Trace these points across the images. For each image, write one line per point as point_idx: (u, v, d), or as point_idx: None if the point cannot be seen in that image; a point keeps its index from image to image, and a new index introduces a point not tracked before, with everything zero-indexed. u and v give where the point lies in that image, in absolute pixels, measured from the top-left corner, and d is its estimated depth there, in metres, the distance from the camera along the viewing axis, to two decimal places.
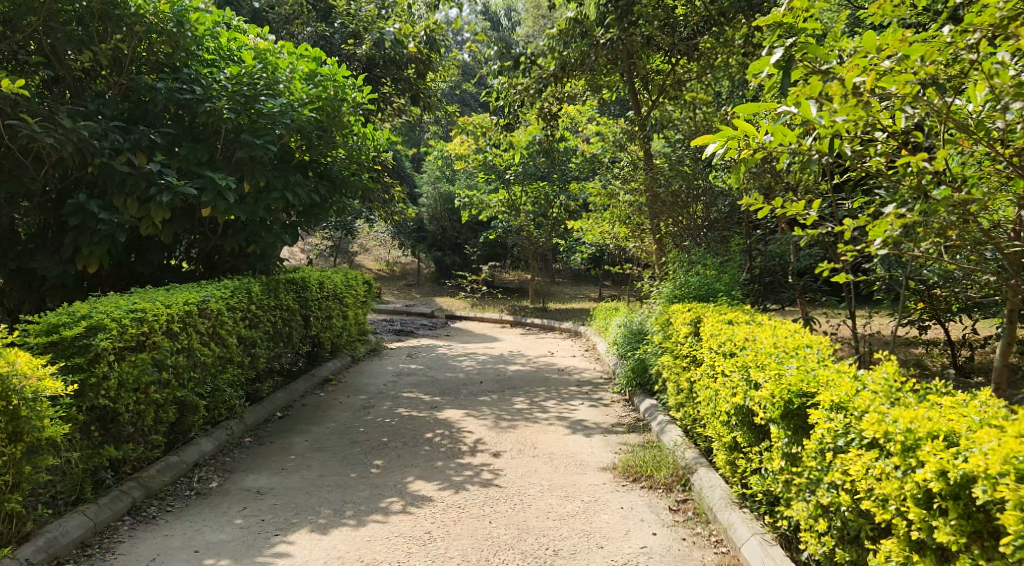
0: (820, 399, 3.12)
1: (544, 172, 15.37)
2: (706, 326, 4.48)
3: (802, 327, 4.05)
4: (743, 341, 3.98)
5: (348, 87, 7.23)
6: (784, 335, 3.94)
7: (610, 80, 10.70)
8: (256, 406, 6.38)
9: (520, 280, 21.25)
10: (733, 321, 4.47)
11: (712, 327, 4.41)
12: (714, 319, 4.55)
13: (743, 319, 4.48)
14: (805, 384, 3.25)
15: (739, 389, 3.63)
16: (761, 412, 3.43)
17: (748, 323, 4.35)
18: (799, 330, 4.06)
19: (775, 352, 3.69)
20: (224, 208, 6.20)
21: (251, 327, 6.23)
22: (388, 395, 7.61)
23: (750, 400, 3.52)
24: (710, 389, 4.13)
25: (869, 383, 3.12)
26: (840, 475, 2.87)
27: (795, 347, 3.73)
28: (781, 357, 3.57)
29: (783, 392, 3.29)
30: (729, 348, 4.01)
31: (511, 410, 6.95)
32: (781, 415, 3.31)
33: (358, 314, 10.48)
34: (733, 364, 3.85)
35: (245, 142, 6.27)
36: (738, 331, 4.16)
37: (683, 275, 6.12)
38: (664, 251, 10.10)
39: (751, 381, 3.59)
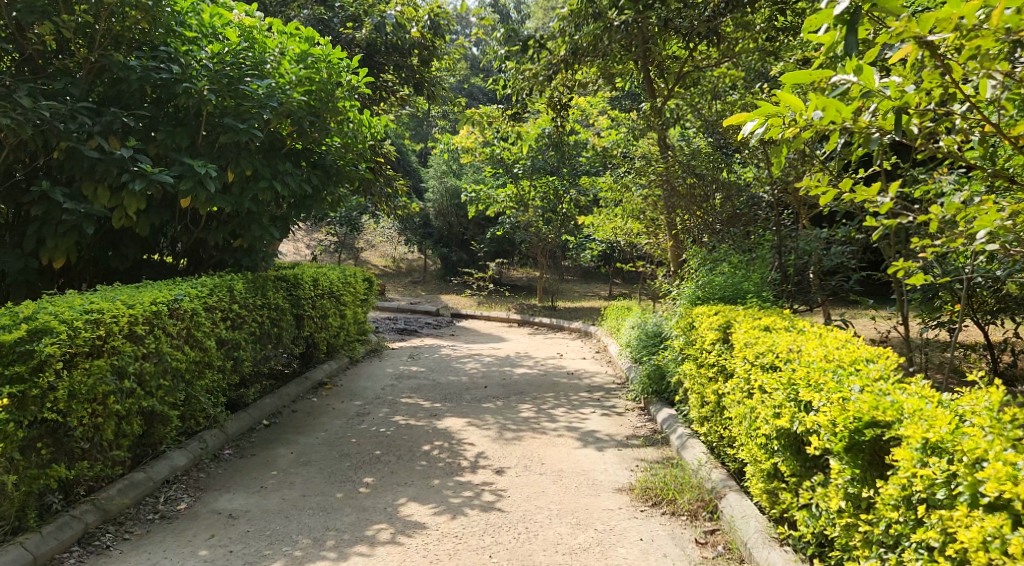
0: (904, 434, 2.58)
1: (553, 167, 14.84)
2: (738, 332, 3.95)
3: (852, 335, 3.52)
4: (786, 352, 3.44)
5: (343, 69, 6.70)
6: (834, 345, 3.40)
7: (623, 68, 10.17)
8: (239, 414, 5.88)
9: (528, 278, 20.72)
10: (770, 327, 3.94)
11: (745, 333, 3.88)
12: (746, 324, 4.01)
13: (782, 325, 3.94)
14: (879, 412, 2.71)
15: (785, 410, 3.09)
16: (818, 441, 2.89)
17: (786, 329, 3.82)
18: (849, 338, 3.53)
19: (828, 368, 3.16)
20: (205, 198, 5.71)
21: (234, 328, 5.73)
22: (385, 401, 7.09)
23: (801, 425, 2.99)
24: (744, 406, 3.60)
25: (967, 416, 2.57)
26: (938, 536, 2.34)
27: (851, 361, 3.20)
28: (841, 376, 3.03)
29: (849, 420, 2.75)
30: (769, 360, 3.47)
31: (516, 418, 6.41)
32: (846, 448, 2.77)
33: (357, 313, 9.97)
34: (775, 380, 3.30)
35: (228, 127, 5.79)
36: (778, 339, 3.63)
37: (707, 273, 5.58)
38: (680, 249, 9.55)
39: (802, 402, 3.06)
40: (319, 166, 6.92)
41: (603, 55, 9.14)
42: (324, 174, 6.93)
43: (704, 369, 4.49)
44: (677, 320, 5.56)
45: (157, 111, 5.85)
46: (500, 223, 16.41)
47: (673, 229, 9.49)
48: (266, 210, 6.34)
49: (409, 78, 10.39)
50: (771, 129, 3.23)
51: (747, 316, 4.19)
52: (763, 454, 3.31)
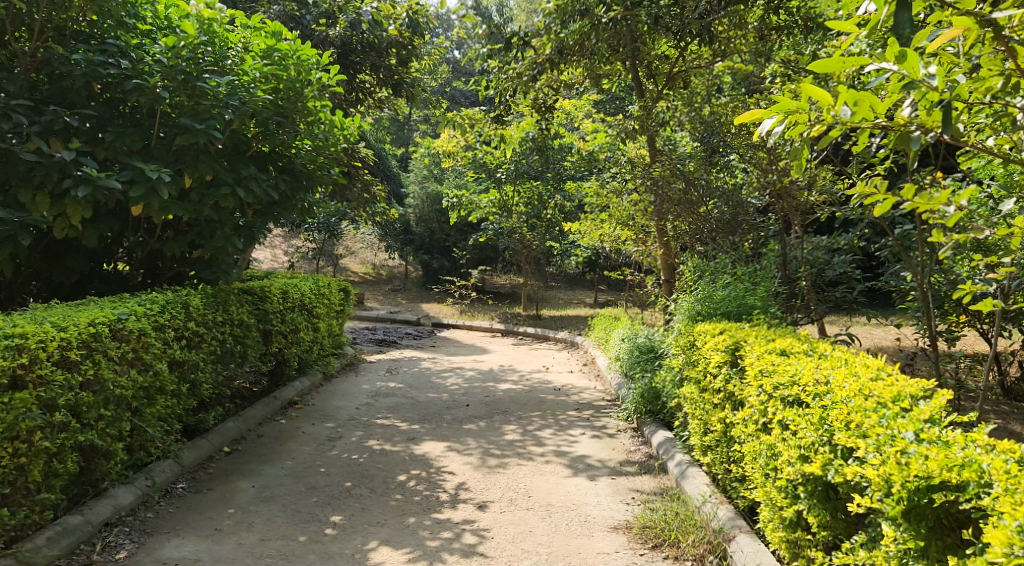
0: (987, 504, 2.16)
1: (537, 172, 14.41)
2: (749, 357, 3.55)
3: (884, 363, 3.12)
4: (812, 385, 3.03)
5: (313, 66, 6.23)
6: (864, 376, 3.00)
7: (611, 68, 9.78)
8: (197, 442, 5.41)
9: (512, 285, 20.25)
10: (786, 351, 3.52)
11: (757, 357, 3.48)
12: (758, 347, 3.61)
13: (799, 349, 3.53)
14: (949, 472, 2.29)
15: (818, 456, 2.69)
16: (864, 498, 2.47)
17: (804, 353, 3.42)
18: (881, 367, 3.13)
19: (867, 407, 2.75)
20: (158, 205, 5.23)
21: (190, 349, 5.25)
22: (359, 423, 6.60)
23: (839, 475, 2.58)
24: (760, 442, 3.19)
25: None
26: None
27: (892, 399, 2.80)
28: (889, 421, 2.62)
29: (910, 479, 2.33)
30: (794, 393, 3.06)
31: (500, 442, 5.95)
32: (903, 512, 2.35)
33: (331, 325, 9.47)
34: (804, 417, 2.88)
35: (184, 128, 5.31)
36: (799, 367, 3.22)
37: (707, 287, 5.18)
38: (670, 257, 9.14)
39: (838, 448, 2.66)
40: (287, 170, 6.43)
41: (590, 54, 8.74)
42: (293, 179, 6.46)
43: (707, 394, 4.08)
44: (675, 337, 5.12)
45: (106, 110, 5.36)
46: (482, 230, 15.95)
47: (663, 237, 9.07)
48: (228, 218, 5.86)
49: (387, 79, 9.95)
50: (794, 128, 2.79)
51: (757, 337, 3.78)
52: (784, 500, 2.91)
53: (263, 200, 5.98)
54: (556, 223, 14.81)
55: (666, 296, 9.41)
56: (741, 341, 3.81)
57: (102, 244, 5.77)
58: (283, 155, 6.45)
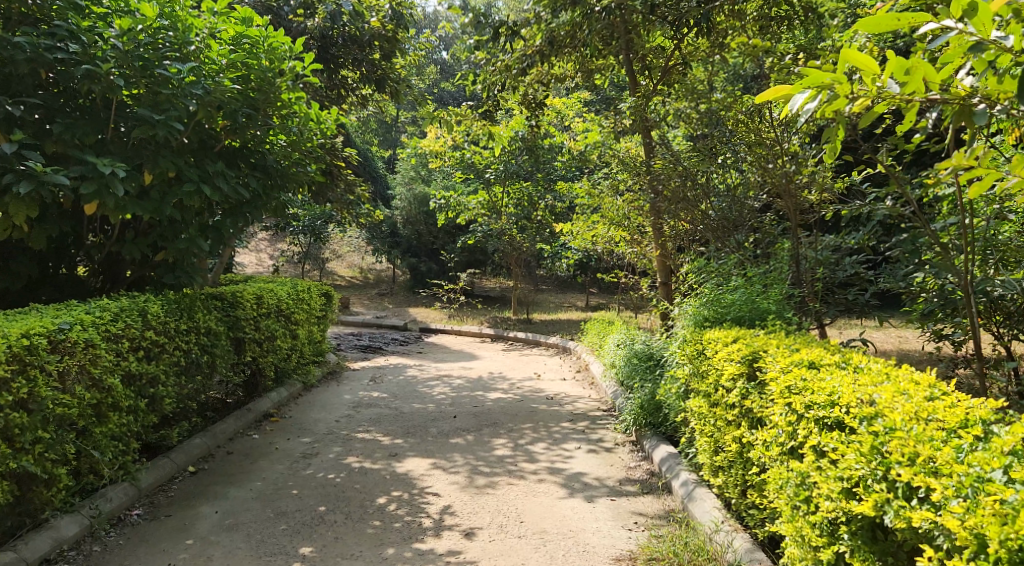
0: None
1: (526, 172, 14.05)
2: (771, 370, 3.18)
3: (937, 381, 2.82)
4: (855, 407, 2.70)
5: (285, 54, 5.80)
6: (913, 395, 2.67)
7: (603, 62, 9.40)
8: (158, 462, 4.99)
9: (501, 288, 19.79)
10: (814, 364, 3.18)
11: (781, 371, 3.11)
12: (780, 358, 3.24)
13: (830, 361, 3.18)
14: None
15: (872, 496, 2.36)
16: (942, 552, 2.14)
17: (834, 366, 3.07)
18: (934, 384, 2.81)
19: (932, 437, 2.44)
20: (113, 204, 4.78)
21: (150, 361, 4.83)
22: (338, 438, 6.16)
23: (904, 519, 2.25)
24: (788, 469, 2.86)
25: None
26: None
27: (960, 426, 2.49)
28: (971, 458, 2.29)
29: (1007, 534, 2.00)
30: (835, 416, 2.72)
31: (489, 458, 5.52)
32: None
33: (312, 331, 9.02)
34: (850, 448, 2.55)
35: (141, 119, 4.87)
36: (835, 384, 2.88)
37: (714, 291, 4.77)
38: (667, 258, 8.73)
39: (900, 488, 2.33)
40: (257, 166, 5.98)
41: (583, 46, 8.34)
42: (266, 176, 6.01)
43: (717, 408, 3.71)
44: (677, 345, 4.72)
45: (56, 100, 4.91)
46: (470, 232, 15.50)
47: (660, 237, 8.67)
48: (192, 217, 5.41)
49: (369, 73, 9.50)
50: (836, 101, 2.50)
51: (776, 347, 3.41)
52: (820, 539, 2.60)
53: (231, 196, 5.53)
54: (547, 224, 14.38)
55: (663, 299, 9.00)
56: (758, 351, 3.44)
57: (55, 247, 5.33)
58: (255, 151, 6.00)
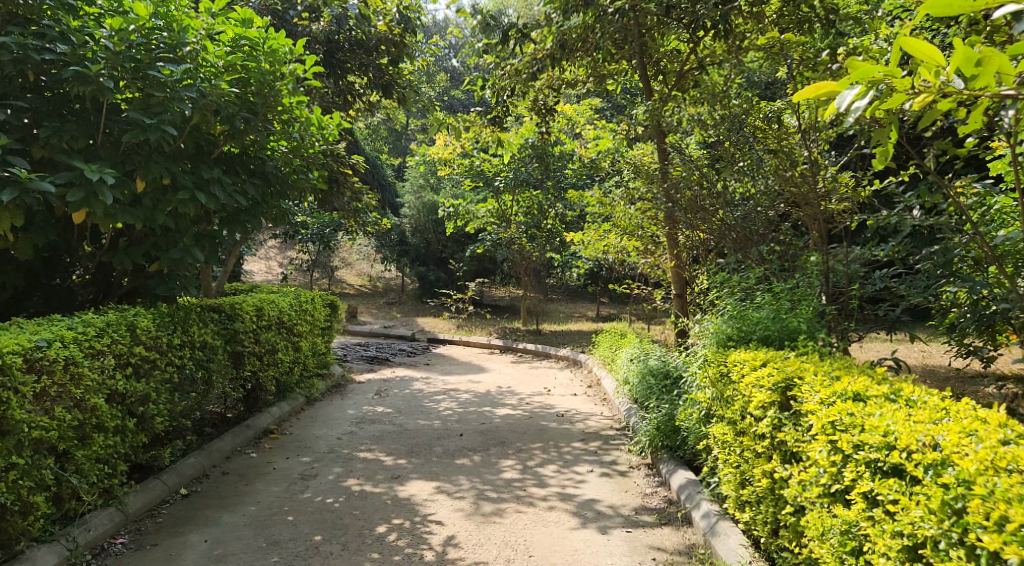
0: None
1: (536, 180, 13.79)
2: (810, 402, 2.96)
3: (1009, 420, 2.59)
4: (918, 452, 2.47)
5: (286, 57, 5.55)
6: (980, 438, 2.46)
7: (616, 68, 9.15)
8: (149, 484, 4.74)
9: (511, 298, 19.51)
10: (861, 396, 2.95)
11: (823, 404, 2.89)
12: (818, 388, 3.01)
13: (879, 392, 2.95)
14: None
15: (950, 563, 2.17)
16: None
17: (881, 400, 2.85)
18: (1005, 424, 2.59)
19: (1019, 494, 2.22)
20: (102, 212, 4.54)
21: (139, 378, 4.58)
22: (339, 457, 5.89)
23: None
24: (839, 517, 2.65)
25: None
26: None
27: None
28: None
29: None
30: (897, 464, 2.49)
31: (496, 482, 5.22)
32: None
33: (316, 343, 8.77)
34: (920, 503, 2.34)
35: (132, 124, 4.65)
36: (888, 422, 2.66)
37: (737, 308, 4.50)
38: (683, 269, 8.44)
39: (984, 557, 2.13)
40: (257, 172, 5.74)
41: (595, 50, 8.09)
42: (265, 183, 5.77)
43: (742, 436, 3.48)
44: (696, 365, 4.44)
45: (44, 103, 4.69)
46: (479, 240, 15.25)
47: (675, 248, 8.38)
48: (187, 226, 5.17)
49: (376, 78, 9.28)
50: (892, 96, 2.40)
51: (809, 373, 3.18)
52: None
53: (227, 204, 5.28)
54: (557, 233, 14.11)
55: (679, 312, 8.70)
56: (791, 378, 3.21)
57: (44, 257, 5.11)
58: (254, 157, 5.77)
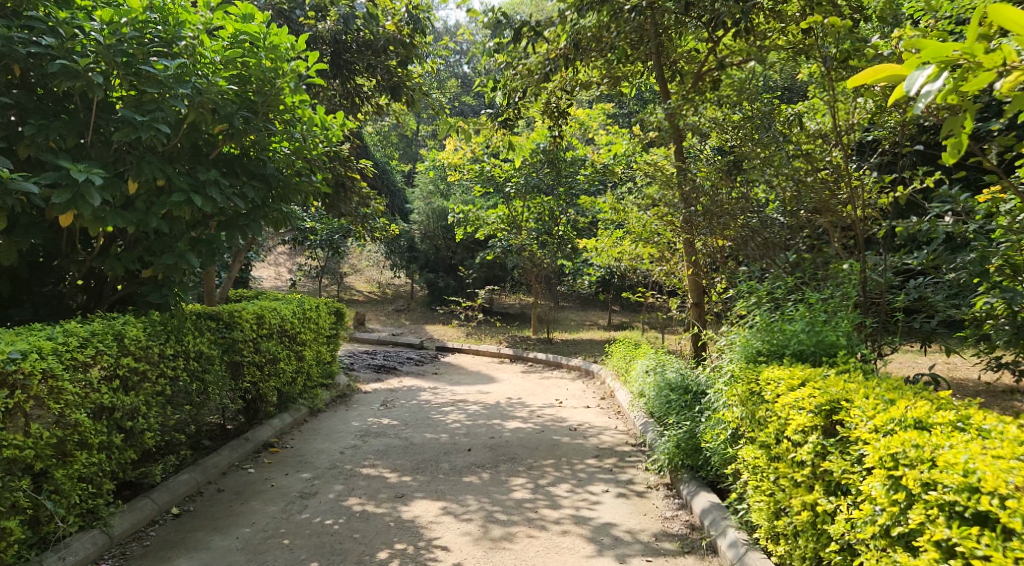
0: None
1: (548, 186, 13.51)
2: (863, 430, 2.77)
3: None
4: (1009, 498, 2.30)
5: (288, 54, 5.27)
6: None
7: (631, 69, 8.87)
8: (137, 504, 4.48)
9: (521, 306, 19.20)
10: (921, 422, 2.75)
11: (881, 434, 2.70)
12: (869, 414, 2.82)
13: (939, 417, 2.75)
14: None
15: None
16: None
17: (945, 429, 2.67)
18: None
19: None
20: (90, 215, 4.30)
21: (128, 391, 4.32)
22: (342, 473, 5.61)
23: None
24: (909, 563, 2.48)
25: None
26: None
27: None
28: None
29: None
30: (985, 512, 2.32)
31: (506, 502, 4.93)
32: None
33: (321, 351, 8.51)
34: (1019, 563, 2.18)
35: (122, 122, 4.41)
36: (962, 457, 2.47)
37: (767, 319, 4.22)
38: (700, 277, 8.12)
39: None
40: (256, 174, 5.47)
41: (610, 49, 7.83)
42: (266, 186, 5.51)
43: (775, 460, 3.29)
44: (721, 381, 4.16)
45: (31, 100, 4.46)
46: (489, 247, 14.96)
47: (692, 255, 8.07)
48: (182, 230, 4.92)
49: (384, 80, 9.05)
50: (972, 78, 2.37)
51: (855, 395, 2.99)
52: None
53: (225, 207, 5.03)
54: (568, 240, 13.80)
55: (696, 322, 8.36)
56: (835, 401, 3.02)
57: (31, 263, 4.88)
58: (255, 159, 5.51)
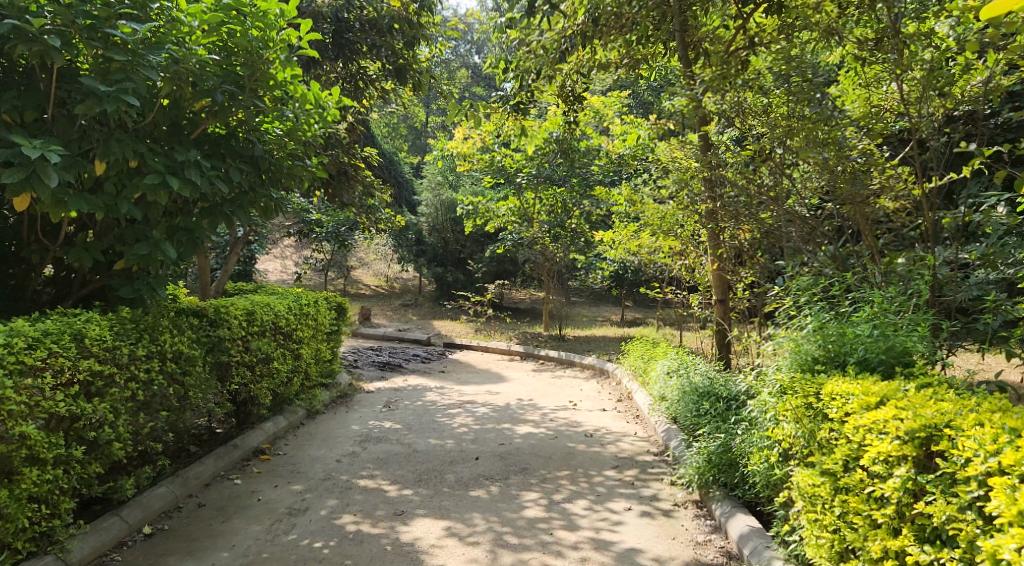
0: None
1: (561, 176, 12.97)
2: (982, 473, 2.38)
3: None
4: None
5: (276, 21, 4.78)
6: None
7: (652, 50, 8.33)
8: (103, 523, 4.01)
9: (532, 301, 18.66)
10: None
11: (1014, 479, 2.31)
12: (989, 450, 2.43)
13: None
14: None
15: None
16: None
17: None
18: None
19: None
20: (49, 199, 3.83)
21: (90, 398, 3.86)
22: (337, 486, 5.12)
23: None
24: None
25: None
26: None
27: None
28: None
29: None
30: None
31: (517, 521, 4.43)
32: None
33: (321, 349, 8.05)
34: None
35: (86, 93, 3.93)
36: None
37: (822, 321, 3.75)
38: (725, 271, 7.57)
39: None
40: (243, 155, 4.97)
41: (631, 26, 7.30)
42: (253, 170, 5.00)
43: (841, 491, 2.92)
44: (765, 391, 3.67)
45: None
46: (499, 240, 14.44)
47: (717, 247, 7.52)
48: (158, 217, 4.43)
49: (389, 62, 8.56)
50: None
51: (963, 422, 2.60)
52: None
53: (205, 191, 4.53)
54: (581, 233, 13.24)
55: (720, 320, 7.81)
56: (931, 428, 2.63)
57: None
58: (243, 140, 5.02)
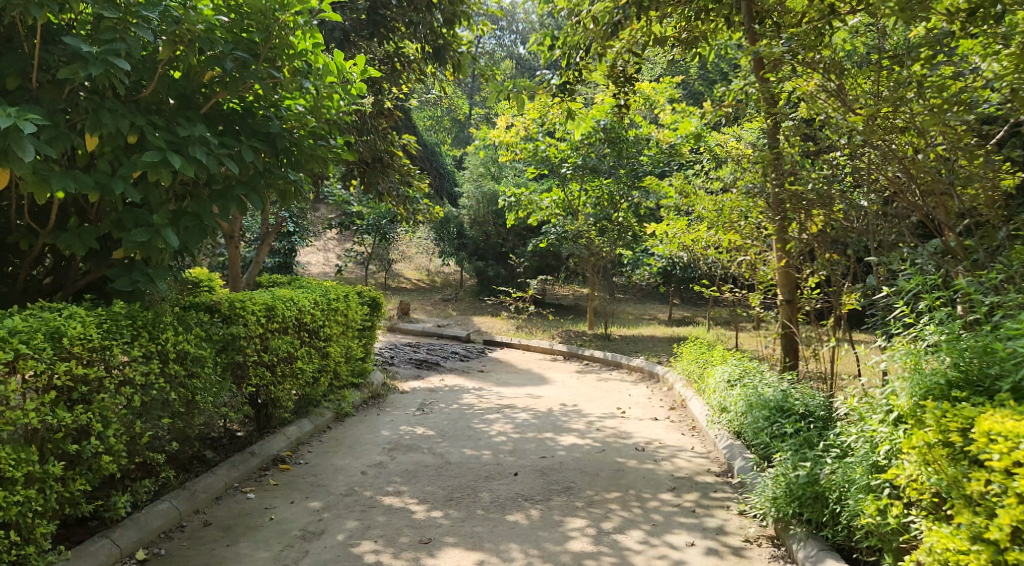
0: None
1: (608, 167, 12.27)
2: None
3: None
4: None
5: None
6: None
7: (712, 28, 7.64)
8: (88, 548, 3.52)
9: (575, 297, 18.02)
10: None
11: None
12: None
13: None
14: None
15: None
16: None
17: None
18: None
19: None
20: (28, 175, 3.34)
21: (73, 406, 3.38)
22: (359, 504, 4.57)
23: None
24: None
25: None
26: None
27: None
28: None
29: None
30: None
31: (560, 556, 3.83)
32: None
33: (353, 346, 7.55)
34: None
35: (71, 55, 3.45)
36: None
37: (954, 336, 3.18)
38: (794, 268, 6.87)
39: None
40: (258, 133, 4.45)
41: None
42: (270, 149, 4.47)
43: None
44: (892, 419, 3.10)
45: None
46: (542, 234, 13.81)
47: (784, 242, 6.80)
48: (160, 199, 3.93)
49: (427, 41, 7.98)
50: None
51: None
52: None
53: (212, 170, 4.01)
54: (629, 228, 12.36)
55: (786, 322, 7.10)
56: None
57: None
58: (258, 115, 4.51)
